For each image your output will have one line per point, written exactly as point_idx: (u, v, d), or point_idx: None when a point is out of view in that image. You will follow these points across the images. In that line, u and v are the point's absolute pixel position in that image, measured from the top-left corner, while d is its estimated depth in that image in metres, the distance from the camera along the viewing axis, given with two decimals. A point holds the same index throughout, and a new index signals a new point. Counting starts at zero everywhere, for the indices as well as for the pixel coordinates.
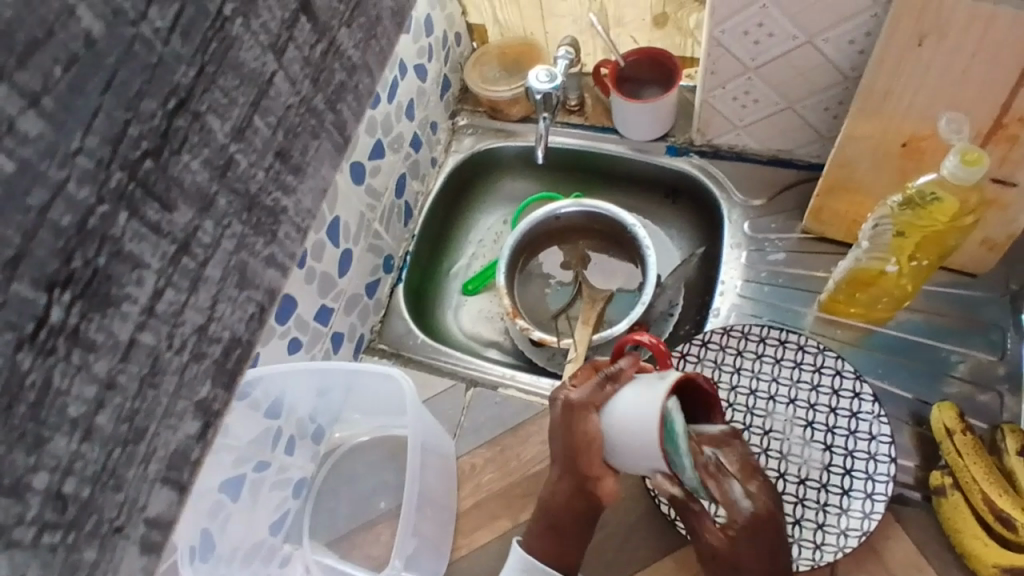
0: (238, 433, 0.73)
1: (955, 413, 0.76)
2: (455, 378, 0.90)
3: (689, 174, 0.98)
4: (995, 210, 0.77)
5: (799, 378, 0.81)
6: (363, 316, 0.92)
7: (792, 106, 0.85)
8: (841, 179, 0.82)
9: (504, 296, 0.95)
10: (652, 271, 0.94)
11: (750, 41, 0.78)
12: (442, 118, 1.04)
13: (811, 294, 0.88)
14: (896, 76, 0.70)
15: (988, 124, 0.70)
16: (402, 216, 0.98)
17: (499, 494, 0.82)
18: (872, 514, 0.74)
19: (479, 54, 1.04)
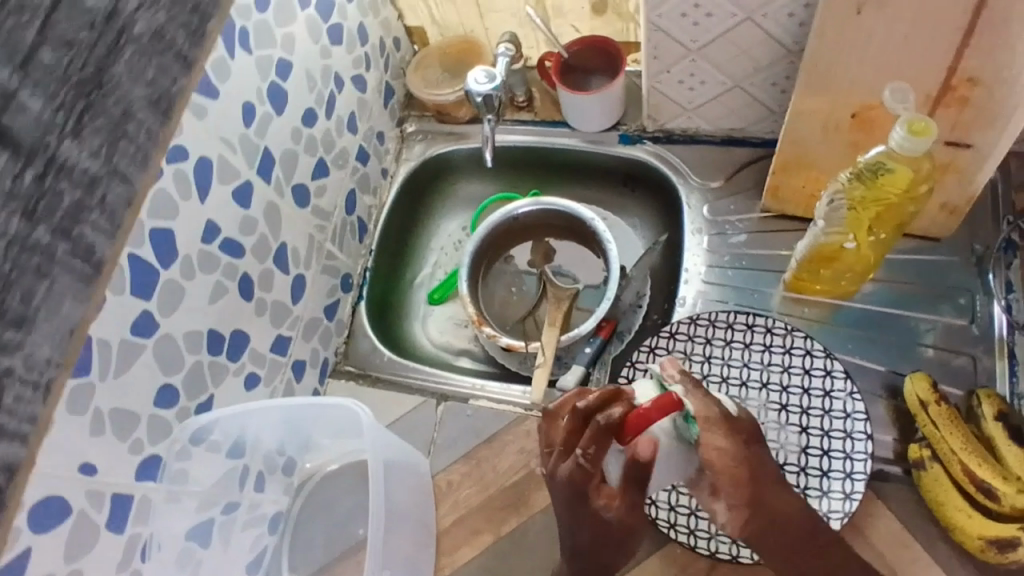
0: (198, 478, 0.70)
1: (927, 384, 0.75)
2: (424, 394, 0.88)
3: (644, 162, 0.96)
4: (952, 175, 0.76)
5: (770, 361, 0.80)
6: (325, 339, 0.90)
7: (739, 84, 0.83)
8: (795, 155, 0.81)
9: (467, 304, 0.93)
10: (615, 264, 0.92)
11: (688, 23, 0.76)
12: (388, 127, 1.01)
13: (777, 274, 0.87)
14: (837, 48, 0.68)
15: (936, 88, 0.68)
16: (356, 232, 0.95)
17: (478, 509, 0.81)
18: (853, 494, 0.74)
19: (421, 57, 1.01)
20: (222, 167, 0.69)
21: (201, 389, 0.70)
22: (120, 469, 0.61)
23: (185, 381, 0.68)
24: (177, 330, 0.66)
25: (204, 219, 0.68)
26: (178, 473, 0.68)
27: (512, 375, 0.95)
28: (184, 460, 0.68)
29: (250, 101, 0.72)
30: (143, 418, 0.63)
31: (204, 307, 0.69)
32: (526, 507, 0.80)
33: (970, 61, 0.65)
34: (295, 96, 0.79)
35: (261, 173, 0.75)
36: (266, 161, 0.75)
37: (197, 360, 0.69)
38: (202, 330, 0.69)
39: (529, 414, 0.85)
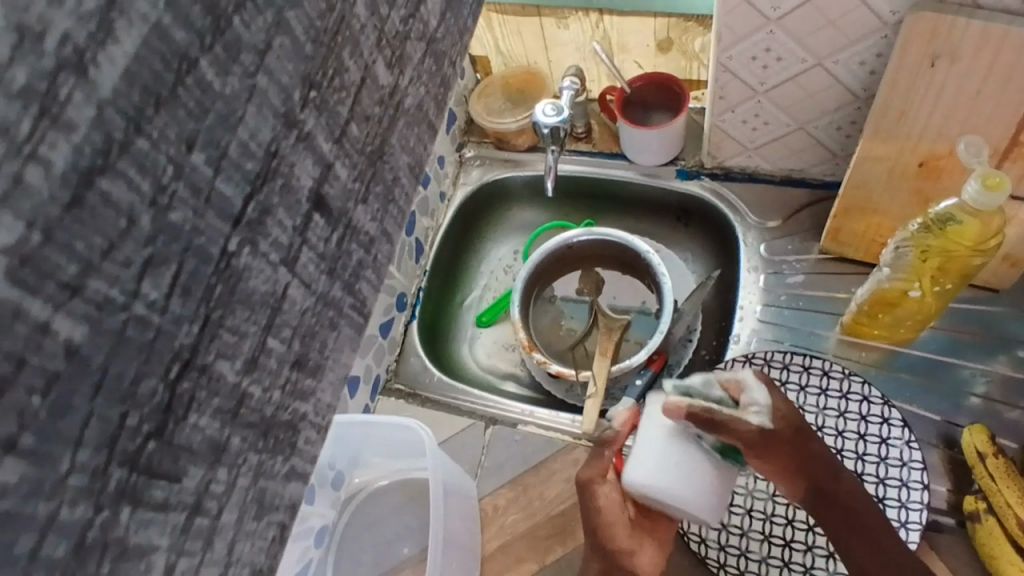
0: None
1: (987, 436, 0.74)
2: (473, 416, 0.89)
3: (701, 197, 0.96)
4: (1016, 227, 0.75)
5: (825, 405, 0.79)
6: (379, 357, 0.91)
7: (802, 127, 0.83)
8: (857, 200, 0.81)
9: (519, 329, 0.94)
10: (667, 297, 0.92)
11: (757, 65, 0.77)
12: (449, 152, 1.03)
13: (834, 317, 0.86)
14: (908, 99, 0.69)
15: (1005, 142, 0.68)
16: (413, 253, 0.97)
17: (524, 535, 0.81)
18: (908, 544, 0.72)
19: (483, 86, 1.03)
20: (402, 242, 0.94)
21: None
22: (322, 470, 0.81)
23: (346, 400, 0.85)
24: None
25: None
26: None
27: (559, 402, 0.96)
28: None
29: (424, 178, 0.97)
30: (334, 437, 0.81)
31: None
32: (571, 537, 0.80)
33: None
34: None
35: None
36: None
37: None
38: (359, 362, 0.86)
39: (578, 442, 0.85)
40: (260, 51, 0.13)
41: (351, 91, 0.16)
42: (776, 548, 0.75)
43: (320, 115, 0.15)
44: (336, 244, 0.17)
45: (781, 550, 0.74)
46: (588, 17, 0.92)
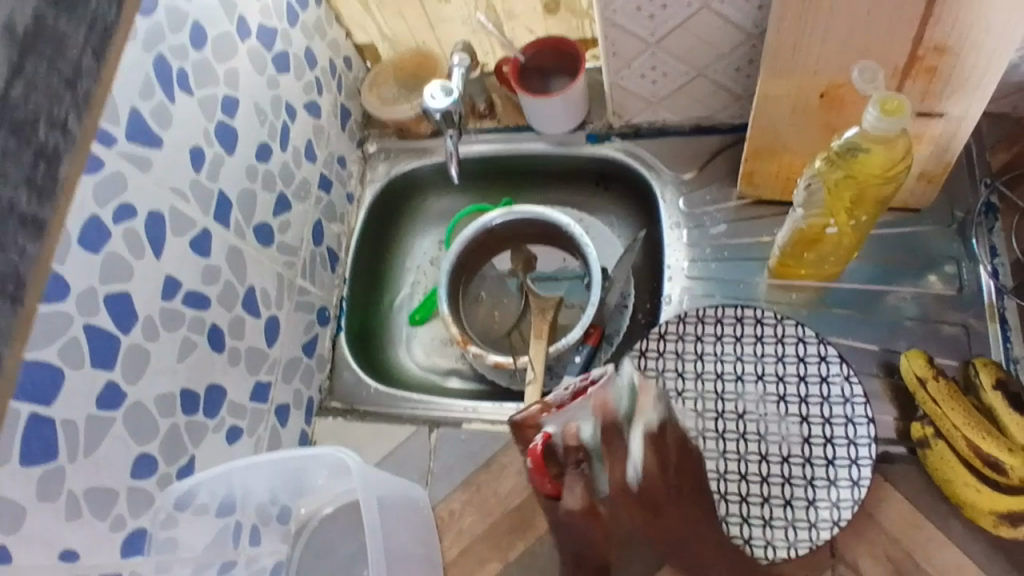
0: (190, 544, 0.68)
1: (924, 360, 0.74)
2: (415, 422, 0.85)
3: (614, 159, 0.93)
4: (926, 145, 0.74)
5: (763, 353, 0.78)
6: (307, 378, 0.87)
7: (702, 73, 0.80)
8: (767, 140, 0.79)
9: (450, 324, 0.91)
10: (595, 267, 0.89)
11: (643, 16, 0.73)
12: (349, 150, 0.98)
13: (762, 261, 0.85)
14: (799, 31, 0.66)
15: (903, 60, 0.67)
16: (327, 263, 0.92)
17: (483, 536, 0.79)
18: (861, 480, 0.72)
19: (374, 74, 0.98)
20: (175, 217, 0.66)
21: (180, 451, 0.68)
22: (101, 546, 0.59)
23: (164, 449, 0.66)
24: (146, 395, 0.63)
25: (163, 275, 0.65)
26: (166, 542, 0.66)
27: (504, 391, 0.93)
28: (173, 527, 0.66)
29: (264, 142, 0.79)
30: (121, 493, 0.61)
31: (175, 366, 0.66)
32: (531, 529, 0.78)
33: (936, 30, 0.63)
34: (245, 132, 0.76)
35: (220, 220, 0.72)
36: (223, 207, 0.72)
37: (171, 424, 0.66)
38: (178, 391, 0.67)
39: None
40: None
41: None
42: (733, 505, 0.74)
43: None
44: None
45: (738, 506, 0.74)
46: None
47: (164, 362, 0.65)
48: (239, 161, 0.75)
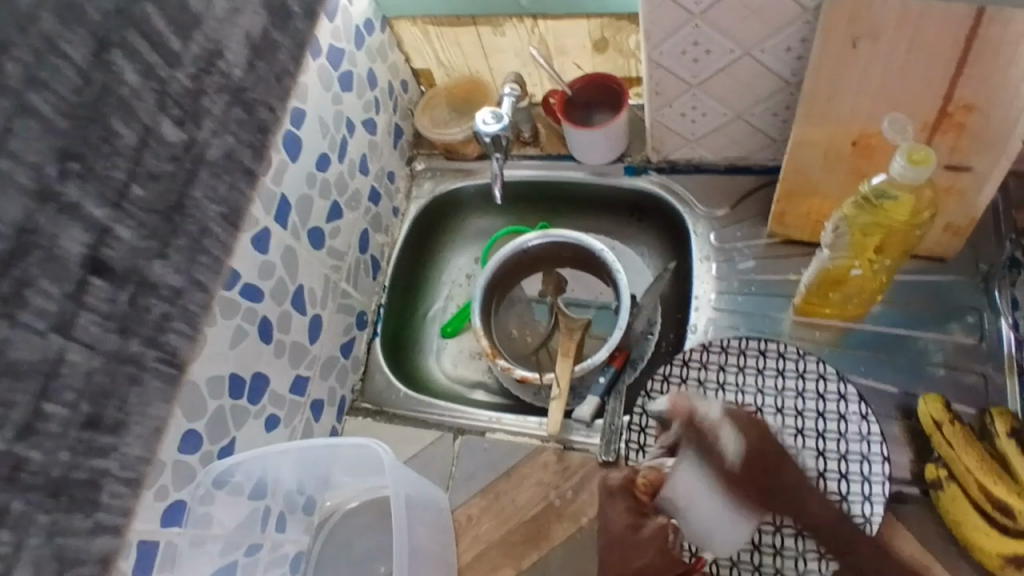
0: (223, 521, 0.72)
1: (941, 405, 0.76)
2: (441, 428, 0.89)
3: (650, 192, 0.98)
4: (953, 197, 0.77)
5: (783, 386, 0.81)
6: (342, 378, 0.91)
7: (740, 115, 0.85)
8: (798, 183, 0.82)
9: (481, 337, 0.94)
10: (625, 293, 0.93)
11: (688, 59, 0.78)
12: (398, 166, 1.03)
13: (786, 298, 0.88)
14: (835, 81, 0.70)
15: (934, 115, 0.70)
16: (369, 271, 0.97)
17: (498, 543, 0.81)
18: (873, 517, 0.73)
19: (428, 98, 1.04)
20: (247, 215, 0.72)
21: (223, 433, 0.72)
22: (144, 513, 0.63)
23: (209, 427, 0.70)
24: (202, 375, 0.68)
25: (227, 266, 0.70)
26: (203, 517, 0.70)
27: (528, 406, 0.96)
28: (209, 504, 0.70)
29: (324, 152, 0.84)
30: (166, 464, 0.65)
31: (227, 352, 0.71)
32: (545, 539, 0.80)
33: (965, 89, 0.67)
34: (309, 141, 0.81)
35: (279, 220, 0.77)
36: (283, 209, 0.78)
37: (218, 405, 0.71)
38: (226, 375, 0.71)
39: (546, 446, 0.86)
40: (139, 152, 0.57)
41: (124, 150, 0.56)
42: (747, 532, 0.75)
43: (90, 175, 0.54)
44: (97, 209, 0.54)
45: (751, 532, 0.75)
46: (522, 23, 0.93)
47: (218, 346, 0.70)
48: (301, 167, 0.80)
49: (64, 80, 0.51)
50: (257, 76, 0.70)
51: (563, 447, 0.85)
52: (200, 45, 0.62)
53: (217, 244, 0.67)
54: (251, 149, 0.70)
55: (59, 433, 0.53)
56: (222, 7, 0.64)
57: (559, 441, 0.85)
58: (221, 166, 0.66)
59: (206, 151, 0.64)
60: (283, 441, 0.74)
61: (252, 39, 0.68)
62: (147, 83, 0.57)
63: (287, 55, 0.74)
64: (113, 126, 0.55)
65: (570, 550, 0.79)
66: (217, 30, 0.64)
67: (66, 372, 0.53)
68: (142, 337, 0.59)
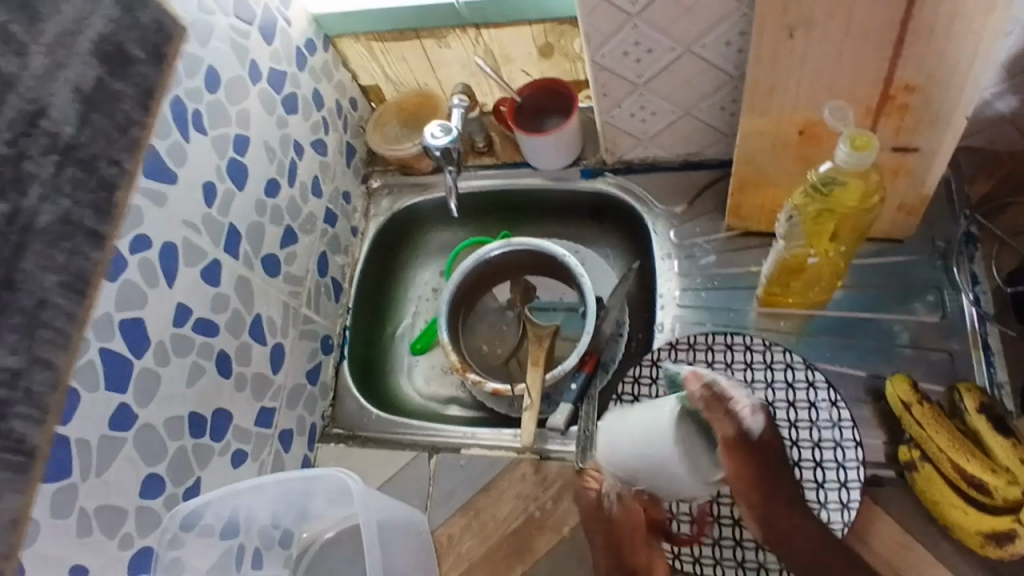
0: (195, 564, 0.70)
1: (908, 385, 0.76)
2: (415, 448, 0.87)
3: (608, 194, 0.97)
4: (903, 177, 0.78)
5: (753, 378, 0.81)
6: (311, 405, 0.89)
7: (688, 111, 0.85)
8: (751, 175, 0.83)
9: (449, 352, 0.93)
10: (590, 296, 0.93)
11: (630, 60, 0.78)
12: (353, 185, 1.02)
13: (750, 290, 0.88)
14: (776, 72, 0.71)
15: (876, 98, 0.71)
16: (331, 293, 0.95)
17: (482, 560, 0.80)
18: (850, 503, 0.74)
19: (378, 114, 1.03)
20: (188, 249, 0.70)
21: (188, 473, 0.70)
22: (109, 566, 0.61)
23: (172, 469, 0.68)
24: (156, 419, 0.66)
25: (175, 303, 0.68)
26: (172, 562, 0.68)
27: (503, 418, 0.95)
28: (178, 548, 0.68)
29: (273, 178, 0.83)
30: (130, 511, 0.63)
31: (184, 392, 0.69)
32: (529, 553, 0.79)
33: (904, 70, 0.67)
34: (255, 168, 0.80)
35: (230, 251, 0.75)
36: (234, 239, 0.76)
37: (180, 446, 0.69)
38: (185, 415, 0.69)
39: (522, 457, 0.85)
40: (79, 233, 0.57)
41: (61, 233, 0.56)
42: (728, 528, 0.76)
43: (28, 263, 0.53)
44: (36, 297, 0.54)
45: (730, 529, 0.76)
46: (465, 33, 0.92)
47: (174, 386, 0.68)
48: (248, 195, 0.79)
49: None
50: (94, 131, 0.59)
51: (540, 457, 0.84)
52: (12, 106, 0.53)
53: (61, 316, 0.56)
54: (94, 210, 0.59)
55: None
56: (40, 63, 0.55)
57: (535, 452, 0.85)
58: (54, 233, 0.55)
59: (35, 220, 0.54)
60: (250, 479, 0.72)
61: (83, 91, 0.58)
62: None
63: (133, 105, 0.63)
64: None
65: (555, 562, 0.78)
66: (35, 86, 0.55)
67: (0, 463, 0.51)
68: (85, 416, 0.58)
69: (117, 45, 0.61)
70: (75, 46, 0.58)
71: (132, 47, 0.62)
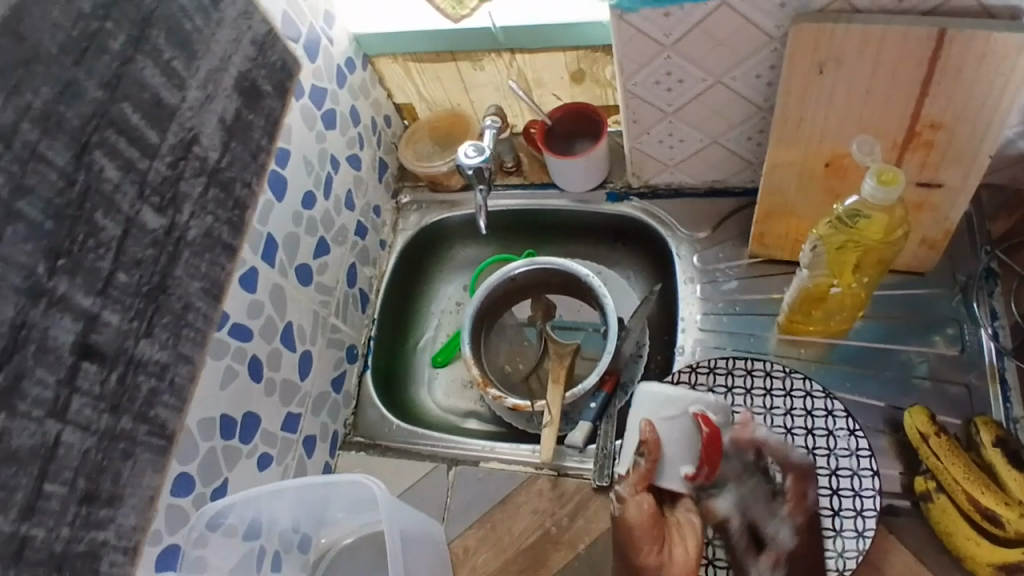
0: (217, 565, 0.72)
1: (926, 416, 0.77)
2: (435, 459, 0.89)
3: (633, 217, 0.99)
4: (926, 212, 0.79)
5: (772, 404, 0.82)
6: (334, 413, 0.91)
7: (716, 140, 0.87)
8: (775, 204, 0.84)
9: (471, 366, 0.95)
10: (612, 316, 0.94)
11: (662, 89, 0.80)
12: (384, 200, 1.05)
13: (771, 317, 0.89)
14: (805, 104, 0.72)
15: (902, 134, 0.72)
16: (358, 304, 0.98)
17: (496, 573, 0.81)
18: (866, 532, 0.74)
19: (411, 132, 1.06)
20: (229, 256, 0.72)
21: (216, 474, 0.72)
22: (138, 562, 0.63)
23: (201, 470, 0.70)
24: (192, 418, 0.68)
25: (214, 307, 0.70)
26: (197, 560, 0.69)
27: (521, 434, 0.96)
28: (203, 547, 0.69)
29: (310, 190, 0.85)
30: (161, 509, 0.65)
31: (217, 394, 0.71)
32: (544, 568, 0.80)
33: (930, 108, 0.69)
34: (294, 180, 0.83)
35: (266, 259, 0.78)
36: (270, 248, 0.79)
37: (210, 447, 0.71)
38: (217, 417, 0.71)
39: (540, 473, 0.86)
40: (123, 242, 0.59)
41: (109, 243, 0.58)
42: (720, 550, 0.77)
43: (75, 272, 0.55)
44: (89, 302, 0.56)
45: (723, 550, 0.76)
46: (500, 58, 0.95)
47: (209, 388, 0.70)
48: (286, 207, 0.81)
49: (47, 181, 0.53)
50: (232, 156, 0.71)
51: (557, 473, 0.85)
52: (174, 135, 0.64)
53: (201, 317, 0.68)
54: (229, 226, 0.71)
55: (59, 510, 0.55)
56: (194, 95, 0.67)
57: (553, 468, 0.86)
58: (201, 246, 0.68)
59: (185, 234, 0.66)
60: (275, 481, 0.74)
61: (225, 122, 0.70)
62: (126, 176, 0.59)
63: (262, 133, 0.76)
64: (97, 221, 0.57)
65: None
66: (190, 117, 0.66)
67: (63, 454, 0.55)
68: (132, 413, 0.61)
69: (251, 80, 0.73)
70: (221, 81, 0.69)
71: (263, 82, 0.75)
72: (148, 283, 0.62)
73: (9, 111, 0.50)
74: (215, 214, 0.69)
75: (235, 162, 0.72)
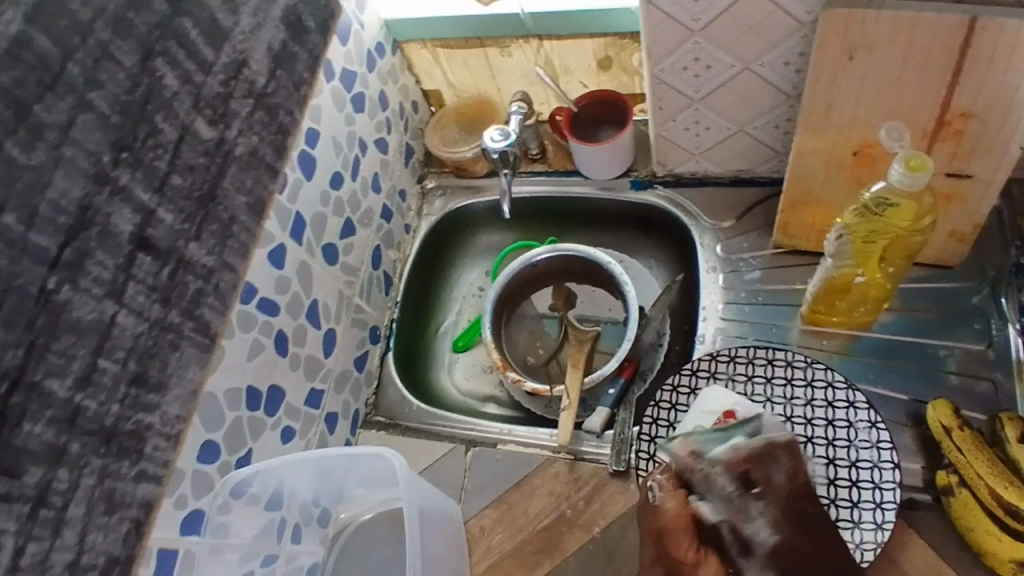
0: (240, 532, 0.74)
1: (950, 410, 0.76)
2: (454, 440, 0.90)
3: (656, 206, 0.99)
4: (955, 204, 0.78)
5: (792, 394, 0.81)
6: (356, 391, 0.93)
7: (742, 128, 0.86)
8: (801, 193, 0.83)
9: (492, 350, 0.96)
10: (632, 304, 0.94)
11: (689, 76, 0.80)
12: (410, 184, 1.06)
13: (794, 307, 0.89)
14: (833, 92, 0.72)
15: (931, 123, 0.71)
16: (382, 286, 0.99)
17: (512, 553, 0.82)
18: (884, 524, 0.73)
19: (438, 117, 1.07)
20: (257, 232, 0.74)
21: (241, 444, 0.74)
22: (164, 522, 0.65)
23: (227, 438, 0.72)
24: (218, 387, 0.70)
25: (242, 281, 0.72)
26: (221, 526, 0.71)
27: (539, 418, 0.97)
28: (228, 514, 0.71)
29: (338, 171, 0.87)
30: (188, 474, 0.68)
31: (244, 365, 0.73)
32: (559, 550, 0.81)
33: (961, 97, 0.68)
34: (323, 160, 0.84)
35: (294, 236, 0.80)
36: (298, 226, 0.80)
37: (236, 416, 0.73)
38: (242, 388, 0.73)
39: (557, 456, 0.86)
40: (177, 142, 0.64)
41: (164, 144, 0.63)
42: None
43: (135, 164, 0.60)
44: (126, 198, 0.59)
45: None
46: (528, 44, 0.96)
47: (235, 359, 0.72)
48: (315, 186, 0.83)
49: (116, 79, 0.59)
50: (277, 82, 0.76)
51: (574, 457, 0.86)
52: (227, 56, 0.70)
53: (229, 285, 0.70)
54: (272, 147, 0.75)
55: (111, 386, 0.59)
56: (246, 21, 0.72)
57: (570, 452, 0.86)
58: (246, 162, 0.72)
59: (234, 148, 0.71)
60: (296, 453, 0.76)
61: (273, 51, 0.74)
62: (184, 86, 0.65)
63: (304, 67, 0.79)
64: (157, 123, 0.62)
65: (585, 559, 0.80)
66: (242, 40, 0.71)
67: (117, 334, 0.59)
68: (179, 308, 0.65)
69: (296, 15, 0.77)
70: (270, 11, 0.74)
71: (306, 17, 0.79)
72: (201, 183, 0.67)
73: (88, 9, 0.57)
74: (258, 136, 0.73)
75: (280, 90, 0.76)
